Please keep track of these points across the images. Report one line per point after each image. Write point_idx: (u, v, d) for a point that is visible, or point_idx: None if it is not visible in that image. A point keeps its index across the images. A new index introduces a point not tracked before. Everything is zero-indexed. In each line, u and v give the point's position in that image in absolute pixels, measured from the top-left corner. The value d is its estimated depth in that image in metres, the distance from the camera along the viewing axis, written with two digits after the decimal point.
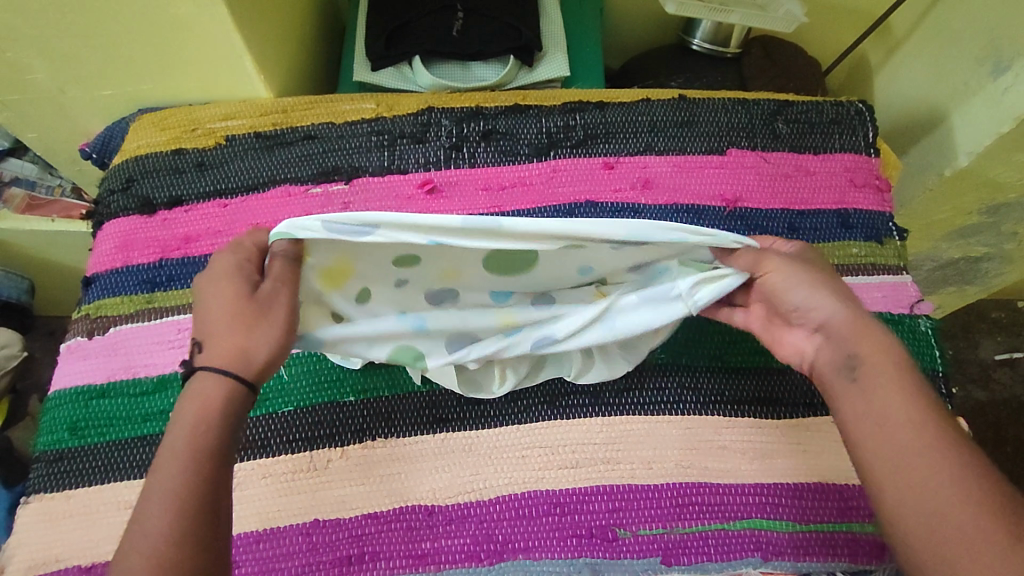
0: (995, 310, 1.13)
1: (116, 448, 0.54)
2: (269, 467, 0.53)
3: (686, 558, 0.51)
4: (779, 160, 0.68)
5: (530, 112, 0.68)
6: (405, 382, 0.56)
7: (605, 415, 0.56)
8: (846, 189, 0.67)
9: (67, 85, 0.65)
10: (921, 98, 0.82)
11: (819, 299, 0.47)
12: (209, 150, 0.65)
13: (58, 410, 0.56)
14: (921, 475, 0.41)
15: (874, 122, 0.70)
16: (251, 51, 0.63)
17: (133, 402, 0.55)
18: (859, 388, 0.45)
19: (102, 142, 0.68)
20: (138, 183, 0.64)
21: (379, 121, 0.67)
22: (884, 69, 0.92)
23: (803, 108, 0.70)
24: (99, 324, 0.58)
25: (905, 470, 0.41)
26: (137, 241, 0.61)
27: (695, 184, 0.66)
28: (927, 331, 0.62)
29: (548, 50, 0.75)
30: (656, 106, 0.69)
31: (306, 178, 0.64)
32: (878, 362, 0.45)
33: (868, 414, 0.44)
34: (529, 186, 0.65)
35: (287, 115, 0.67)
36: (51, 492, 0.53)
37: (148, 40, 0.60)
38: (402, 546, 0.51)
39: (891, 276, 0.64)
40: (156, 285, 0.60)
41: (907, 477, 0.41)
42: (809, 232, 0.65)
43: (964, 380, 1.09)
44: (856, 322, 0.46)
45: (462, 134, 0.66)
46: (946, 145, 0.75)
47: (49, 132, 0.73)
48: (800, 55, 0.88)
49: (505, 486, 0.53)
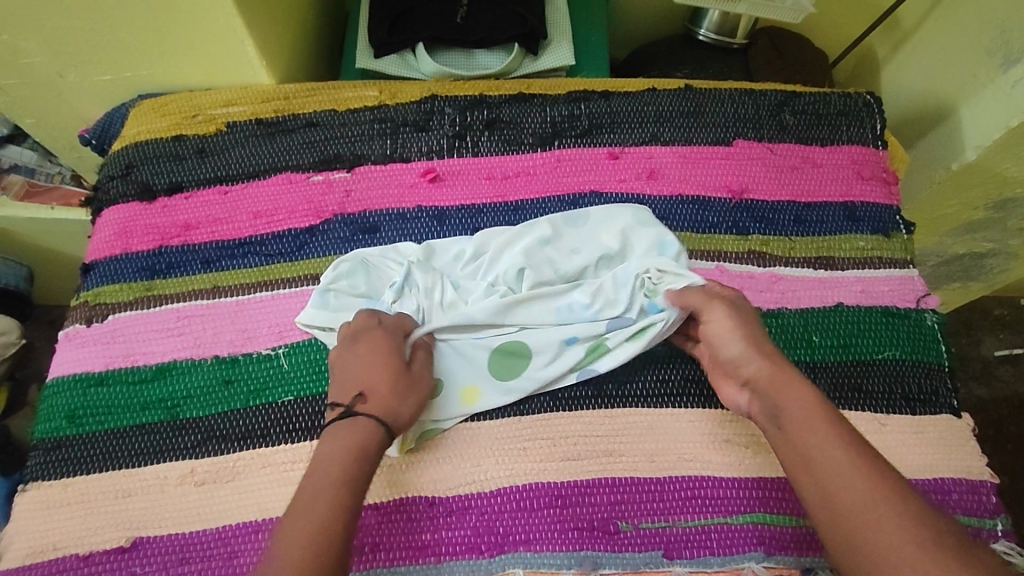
0: (998, 307, 1.13)
1: (115, 436, 0.53)
2: (268, 456, 0.53)
3: (687, 552, 0.51)
4: (786, 151, 0.67)
5: (534, 101, 0.67)
6: None
7: (607, 406, 0.55)
8: (853, 181, 0.67)
9: (66, 70, 0.64)
10: (930, 91, 0.81)
11: (744, 346, 0.51)
12: (209, 137, 0.64)
13: (56, 398, 0.55)
14: (849, 497, 0.42)
15: (883, 114, 0.69)
16: (252, 37, 0.62)
17: (132, 390, 0.55)
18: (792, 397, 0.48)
19: (102, 128, 0.68)
20: (137, 169, 0.63)
21: (381, 109, 0.66)
22: (892, 62, 0.92)
23: (811, 99, 0.69)
24: (98, 312, 0.58)
25: (816, 465, 0.44)
26: (136, 228, 0.61)
27: (701, 175, 0.65)
28: (933, 326, 0.62)
29: (553, 39, 0.74)
30: (662, 96, 0.68)
31: (307, 166, 0.63)
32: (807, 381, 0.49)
33: (796, 416, 0.47)
34: (533, 175, 0.64)
35: (289, 102, 0.66)
36: (49, 480, 0.52)
37: (147, 24, 0.59)
38: (402, 538, 0.51)
39: (898, 269, 0.64)
40: (155, 273, 0.59)
41: (818, 471, 0.44)
42: (815, 225, 0.65)
43: (966, 377, 1.08)
44: (777, 375, 0.49)
45: (465, 122, 0.65)
46: (954, 139, 0.74)
47: (48, 117, 0.72)
48: (807, 47, 0.88)
49: (506, 477, 0.53)
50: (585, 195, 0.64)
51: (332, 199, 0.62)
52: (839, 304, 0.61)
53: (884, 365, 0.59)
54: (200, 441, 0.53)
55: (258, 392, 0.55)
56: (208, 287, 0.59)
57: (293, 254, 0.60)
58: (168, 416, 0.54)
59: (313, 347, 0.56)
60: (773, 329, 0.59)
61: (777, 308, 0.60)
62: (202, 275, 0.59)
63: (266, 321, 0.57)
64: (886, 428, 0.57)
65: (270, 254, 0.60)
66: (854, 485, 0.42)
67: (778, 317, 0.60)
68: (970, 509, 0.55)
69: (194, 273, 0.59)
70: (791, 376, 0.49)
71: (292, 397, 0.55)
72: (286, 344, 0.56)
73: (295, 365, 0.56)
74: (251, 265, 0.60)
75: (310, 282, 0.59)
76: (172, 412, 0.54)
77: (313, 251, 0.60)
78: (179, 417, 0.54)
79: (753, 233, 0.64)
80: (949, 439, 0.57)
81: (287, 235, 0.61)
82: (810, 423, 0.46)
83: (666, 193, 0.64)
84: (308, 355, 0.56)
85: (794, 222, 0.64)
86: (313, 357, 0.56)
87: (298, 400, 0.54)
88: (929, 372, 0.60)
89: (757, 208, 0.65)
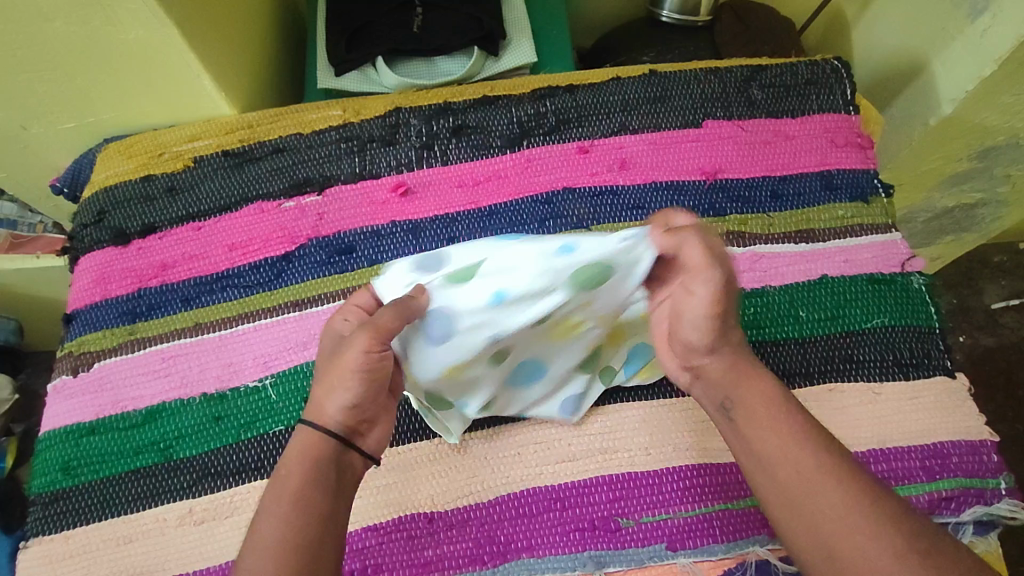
0: (997, 254, 1.12)
1: (112, 484, 0.54)
2: (265, 489, 0.53)
3: (690, 542, 0.51)
4: (757, 127, 0.66)
5: (499, 103, 0.66)
6: None
7: (600, 405, 0.55)
8: (827, 149, 0.66)
9: (29, 122, 0.64)
10: (901, 47, 0.80)
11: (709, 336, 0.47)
12: (178, 174, 0.64)
13: (50, 452, 0.55)
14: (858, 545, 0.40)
15: (851, 78, 0.68)
16: (208, 69, 0.62)
17: (125, 436, 0.55)
18: (737, 429, 0.47)
19: (72, 176, 0.67)
20: (110, 214, 0.63)
21: (347, 127, 0.65)
22: (861, 21, 0.90)
23: (777, 71, 0.68)
24: (83, 361, 0.58)
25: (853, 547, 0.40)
26: (113, 273, 0.61)
27: (672, 160, 0.65)
28: (921, 288, 0.61)
29: (513, 37, 0.74)
30: (627, 84, 0.67)
31: (277, 193, 0.63)
32: (749, 404, 0.46)
33: (779, 464, 0.44)
34: (505, 178, 0.64)
35: (254, 130, 0.65)
36: (50, 535, 0.53)
37: (102, 69, 0.59)
38: (404, 556, 0.51)
39: (881, 235, 0.63)
40: (136, 316, 0.59)
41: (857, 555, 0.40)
42: (793, 198, 0.64)
43: (971, 328, 1.07)
44: (730, 373, 0.47)
45: (432, 132, 0.65)
46: (929, 95, 0.73)
47: (18, 171, 0.72)
48: (773, 15, 0.86)
49: (503, 485, 0.53)
50: (558, 192, 0.63)
51: (305, 223, 0.62)
52: (823, 276, 0.61)
53: (874, 334, 0.59)
54: (195, 480, 0.53)
55: (249, 426, 0.55)
56: (190, 324, 0.59)
57: (272, 283, 0.60)
58: (162, 458, 0.54)
59: (297, 374, 0.56)
60: (758, 308, 0.59)
61: (761, 287, 0.60)
62: (183, 313, 0.59)
63: (250, 354, 0.57)
64: (881, 396, 0.56)
65: (248, 285, 0.60)
66: (813, 496, 0.42)
67: (763, 295, 0.60)
68: (972, 469, 0.54)
69: (175, 312, 0.59)
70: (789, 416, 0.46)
71: (282, 426, 0.55)
72: (273, 374, 0.56)
73: (283, 396, 0.56)
74: (230, 298, 0.59)
75: (290, 310, 0.59)
76: (165, 453, 0.54)
77: (290, 278, 0.60)
78: (173, 458, 0.54)
79: (730, 213, 0.63)
80: (946, 401, 0.56)
81: (264, 264, 0.60)
82: (817, 484, 0.42)
83: (640, 182, 0.64)
84: (293, 383, 0.56)
85: (771, 197, 0.64)
86: (299, 385, 0.56)
87: (288, 429, 0.55)
88: (919, 335, 0.59)
89: (732, 188, 0.64)
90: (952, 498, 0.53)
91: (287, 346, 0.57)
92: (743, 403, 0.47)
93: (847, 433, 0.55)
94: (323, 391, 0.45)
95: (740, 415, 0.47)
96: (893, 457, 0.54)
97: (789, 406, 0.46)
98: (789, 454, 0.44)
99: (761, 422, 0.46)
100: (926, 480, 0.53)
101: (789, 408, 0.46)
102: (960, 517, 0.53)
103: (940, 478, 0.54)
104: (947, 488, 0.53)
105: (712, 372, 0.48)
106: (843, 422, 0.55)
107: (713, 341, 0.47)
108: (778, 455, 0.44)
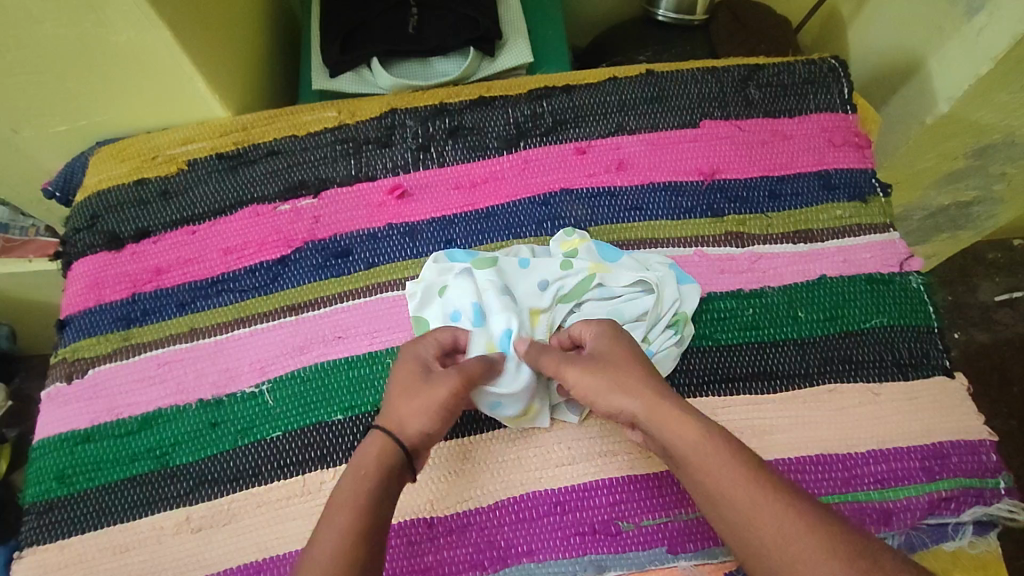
0: (991, 251, 1.12)
1: (107, 492, 0.53)
2: (263, 495, 0.52)
3: (691, 545, 0.51)
4: (754, 127, 0.66)
5: (495, 103, 0.66)
6: (359, 404, 0.55)
7: (599, 408, 0.55)
8: (825, 149, 0.66)
9: (20, 126, 0.63)
10: (897, 46, 0.80)
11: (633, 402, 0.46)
12: (171, 177, 0.63)
13: (44, 460, 0.55)
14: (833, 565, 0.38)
15: (848, 77, 0.68)
16: (201, 71, 0.61)
17: (120, 443, 0.55)
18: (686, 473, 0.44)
19: (64, 180, 0.67)
20: (104, 218, 0.62)
21: (342, 129, 0.65)
22: (857, 18, 0.90)
23: (775, 71, 0.68)
24: (78, 367, 0.57)
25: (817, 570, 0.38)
26: (107, 278, 0.60)
27: (670, 160, 0.64)
28: (919, 288, 0.61)
29: (509, 37, 0.74)
30: (623, 84, 0.67)
31: (272, 197, 0.62)
32: (683, 450, 0.44)
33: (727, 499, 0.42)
34: (501, 179, 0.63)
35: (249, 132, 0.65)
36: (45, 544, 0.52)
37: (93, 71, 0.58)
38: (404, 562, 0.50)
39: (879, 234, 0.63)
40: (131, 321, 0.59)
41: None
42: (791, 198, 0.64)
43: (966, 324, 1.08)
44: (654, 419, 0.45)
45: (428, 133, 0.64)
46: (925, 93, 0.73)
47: (10, 174, 0.71)
48: (769, 13, 0.86)
49: (503, 490, 0.52)
50: (556, 193, 0.63)
51: (300, 227, 0.61)
52: (821, 276, 0.61)
53: (872, 334, 0.59)
54: (193, 487, 0.53)
55: (246, 432, 0.54)
56: (185, 329, 0.58)
57: (268, 287, 0.59)
58: (158, 465, 0.54)
59: (295, 379, 0.56)
60: (757, 310, 0.59)
61: (759, 288, 0.60)
62: (178, 318, 0.59)
63: (247, 359, 0.57)
64: (880, 397, 0.56)
65: (244, 289, 0.59)
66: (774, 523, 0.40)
67: (761, 297, 0.59)
68: (971, 469, 0.54)
69: (170, 317, 0.59)
70: (719, 448, 0.43)
71: (280, 432, 0.54)
72: (270, 379, 0.56)
73: (280, 401, 0.55)
74: (226, 302, 0.59)
75: (286, 314, 0.58)
76: (161, 460, 0.54)
77: (286, 282, 0.59)
78: (170, 465, 0.54)
79: (728, 214, 0.63)
80: (945, 401, 0.56)
81: (259, 268, 0.60)
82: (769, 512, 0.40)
83: (637, 182, 0.63)
84: (291, 388, 0.56)
85: (769, 197, 0.64)
86: (296, 390, 0.55)
87: (286, 436, 0.54)
88: (918, 335, 0.59)
89: (730, 188, 0.64)
90: (952, 499, 0.53)
91: (284, 351, 0.57)
92: (679, 450, 0.44)
93: (847, 434, 0.55)
94: (407, 413, 0.47)
95: (678, 457, 0.44)
96: (893, 458, 0.54)
97: (720, 430, 0.44)
98: (738, 488, 0.42)
99: (702, 463, 0.43)
100: (926, 481, 0.53)
101: (719, 440, 0.44)
102: (960, 517, 0.53)
103: (940, 479, 0.54)
104: (947, 488, 0.53)
105: (641, 421, 0.46)
106: (842, 424, 0.55)
107: (622, 393, 0.47)
108: (728, 492, 0.42)
